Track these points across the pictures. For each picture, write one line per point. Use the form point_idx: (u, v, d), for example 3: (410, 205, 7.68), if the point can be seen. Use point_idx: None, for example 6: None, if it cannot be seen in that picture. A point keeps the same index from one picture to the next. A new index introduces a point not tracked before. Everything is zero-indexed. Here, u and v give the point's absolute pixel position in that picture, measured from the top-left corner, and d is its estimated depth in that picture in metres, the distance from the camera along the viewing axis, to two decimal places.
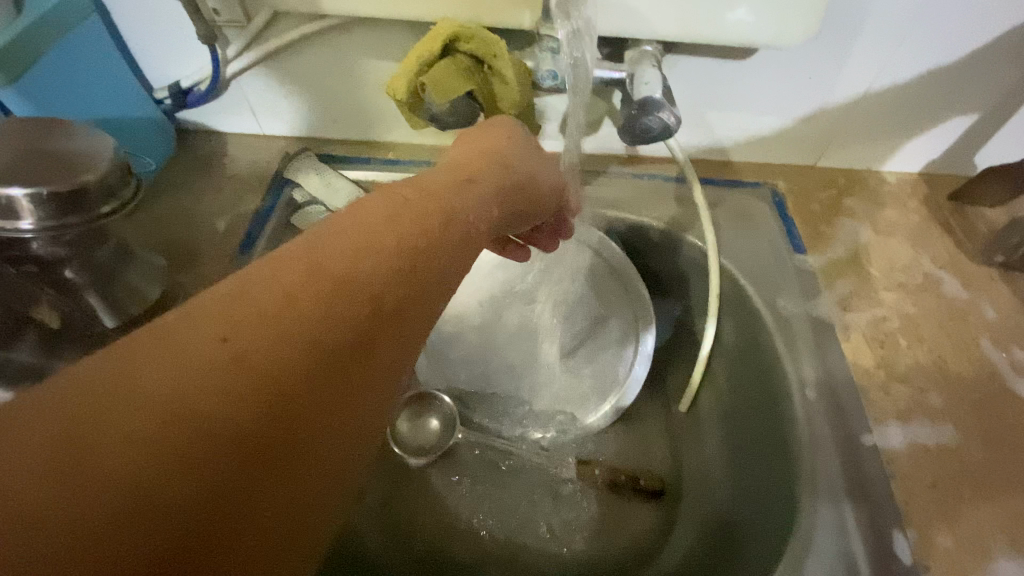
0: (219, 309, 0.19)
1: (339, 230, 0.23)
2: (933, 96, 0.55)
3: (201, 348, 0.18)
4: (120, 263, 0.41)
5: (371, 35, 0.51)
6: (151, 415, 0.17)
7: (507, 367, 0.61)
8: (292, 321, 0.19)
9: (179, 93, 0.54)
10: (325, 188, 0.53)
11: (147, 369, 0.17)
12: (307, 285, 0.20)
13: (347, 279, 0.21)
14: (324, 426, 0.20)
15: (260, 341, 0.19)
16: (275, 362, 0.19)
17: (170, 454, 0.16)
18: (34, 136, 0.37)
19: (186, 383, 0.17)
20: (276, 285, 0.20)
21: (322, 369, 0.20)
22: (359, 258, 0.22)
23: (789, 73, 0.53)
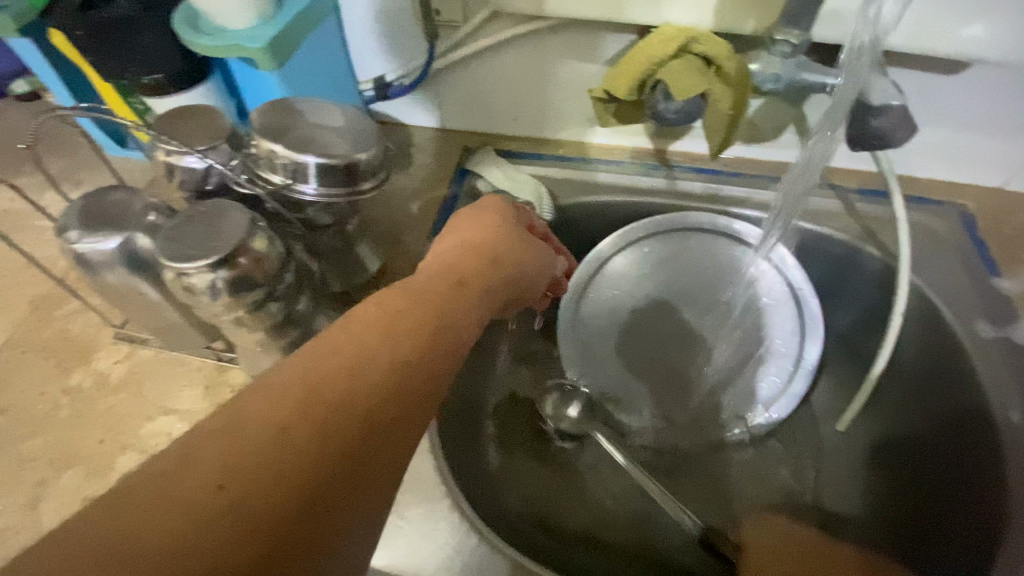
0: (208, 455, 0.22)
1: (332, 352, 0.27)
2: None
3: (197, 495, 0.21)
4: (358, 236, 0.47)
5: (574, 38, 0.54)
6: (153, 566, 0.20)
7: (657, 367, 0.62)
8: (284, 463, 0.23)
9: (383, 86, 0.59)
10: (508, 179, 0.58)
11: (151, 522, 0.21)
12: (295, 421, 0.24)
13: (337, 409, 0.25)
14: (310, 547, 0.23)
15: (252, 479, 0.22)
16: (269, 505, 0.22)
17: None
18: (309, 112, 0.42)
19: (183, 533, 0.21)
20: (261, 425, 0.24)
21: (309, 497, 0.23)
22: (352, 383, 0.26)
23: (1001, 89, 0.50)
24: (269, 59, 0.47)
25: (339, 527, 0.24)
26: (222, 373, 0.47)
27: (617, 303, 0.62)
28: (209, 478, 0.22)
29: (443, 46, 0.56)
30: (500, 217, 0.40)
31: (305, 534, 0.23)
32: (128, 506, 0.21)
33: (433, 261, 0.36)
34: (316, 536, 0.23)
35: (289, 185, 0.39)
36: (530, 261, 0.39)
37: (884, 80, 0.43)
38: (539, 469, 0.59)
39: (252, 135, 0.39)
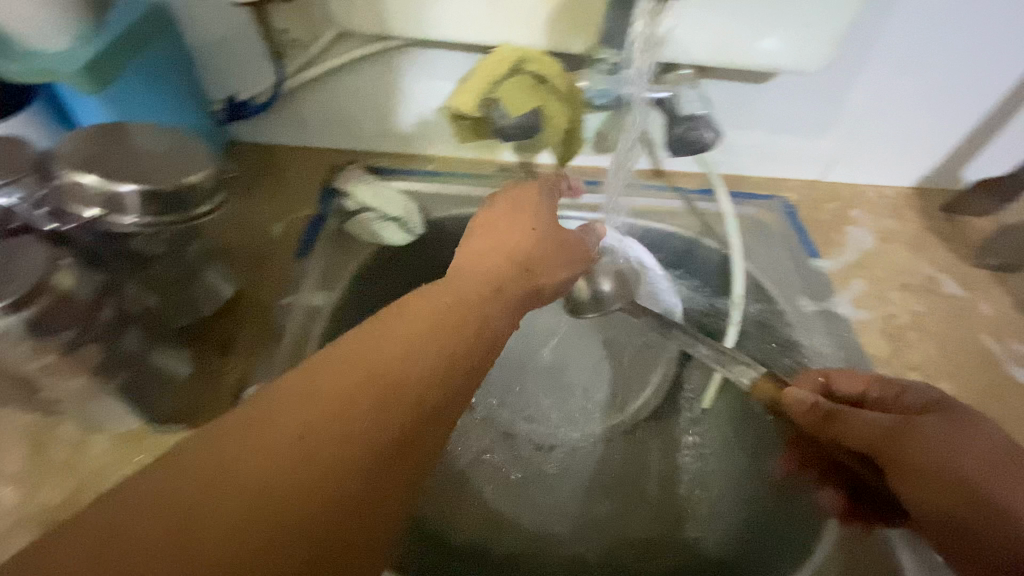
0: (261, 438, 0.24)
1: (376, 346, 0.28)
2: (925, 115, 0.61)
3: (252, 475, 0.22)
4: (202, 263, 0.45)
5: (425, 56, 0.56)
6: (238, 502, 0.22)
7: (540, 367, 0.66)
8: (346, 426, 0.25)
9: (236, 106, 0.58)
10: (376, 196, 0.57)
11: (237, 462, 0.23)
12: (354, 404, 0.25)
13: (397, 383, 0.27)
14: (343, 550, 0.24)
15: (295, 475, 0.23)
16: (336, 462, 0.24)
17: (257, 525, 0.21)
18: (129, 137, 0.40)
19: (263, 476, 0.23)
20: (311, 418, 0.24)
21: (349, 500, 0.24)
22: (409, 361, 0.28)
23: (799, 96, 0.58)
24: (89, 83, 0.44)
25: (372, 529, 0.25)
26: (50, 428, 0.42)
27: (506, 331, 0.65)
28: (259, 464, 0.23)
29: (292, 65, 0.55)
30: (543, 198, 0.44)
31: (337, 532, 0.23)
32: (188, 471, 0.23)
33: (471, 262, 0.37)
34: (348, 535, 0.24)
35: (104, 217, 0.37)
36: (560, 268, 0.41)
37: (691, 93, 0.49)
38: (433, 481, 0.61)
39: (60, 164, 0.37)
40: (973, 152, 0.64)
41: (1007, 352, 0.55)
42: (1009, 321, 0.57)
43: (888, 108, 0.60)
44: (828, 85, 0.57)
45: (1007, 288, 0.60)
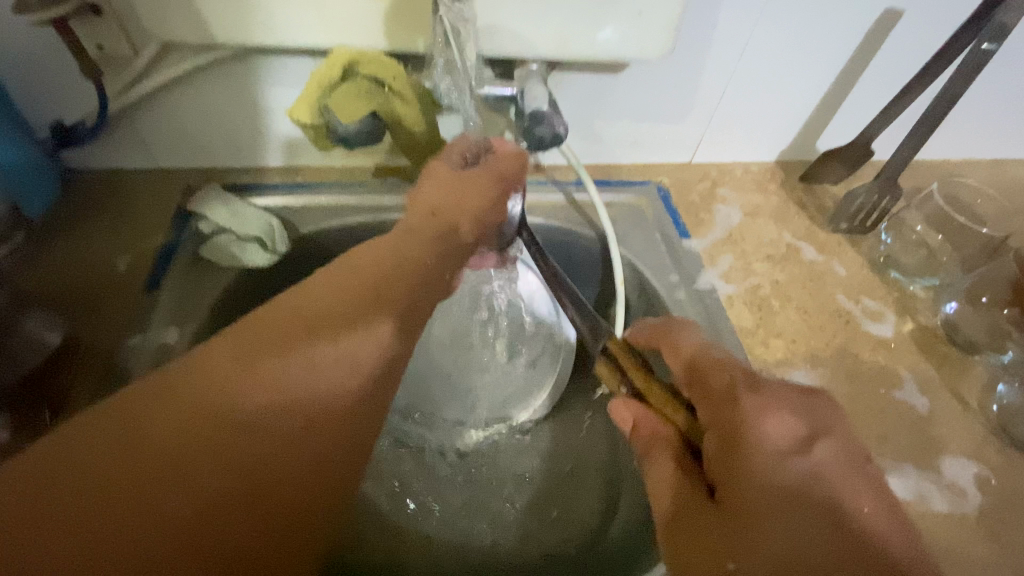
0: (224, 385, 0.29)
1: (313, 296, 0.34)
2: (773, 94, 0.65)
3: (183, 421, 0.27)
4: (16, 312, 0.41)
5: (270, 64, 0.53)
6: (192, 420, 0.27)
7: (444, 377, 0.65)
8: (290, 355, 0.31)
9: (63, 131, 0.52)
10: (234, 217, 0.53)
11: (184, 389, 0.28)
12: (293, 336, 0.31)
13: (332, 316, 0.33)
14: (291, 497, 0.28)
15: (255, 421, 0.28)
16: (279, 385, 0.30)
17: (209, 437, 0.27)
18: None
19: (209, 401, 0.28)
20: (265, 372, 0.30)
21: (293, 458, 0.28)
22: (343, 299, 0.34)
23: (656, 84, 0.60)
24: None
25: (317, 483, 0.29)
26: None
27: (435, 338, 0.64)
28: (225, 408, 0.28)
29: (119, 83, 0.51)
30: (464, 185, 0.45)
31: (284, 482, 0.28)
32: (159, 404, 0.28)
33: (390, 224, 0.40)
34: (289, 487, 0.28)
35: None
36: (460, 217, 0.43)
37: (540, 87, 0.49)
38: None
39: None
40: (819, 125, 0.70)
41: (858, 308, 0.60)
42: (860, 280, 0.62)
43: (738, 90, 0.63)
44: (680, 71, 0.59)
45: (856, 250, 0.65)
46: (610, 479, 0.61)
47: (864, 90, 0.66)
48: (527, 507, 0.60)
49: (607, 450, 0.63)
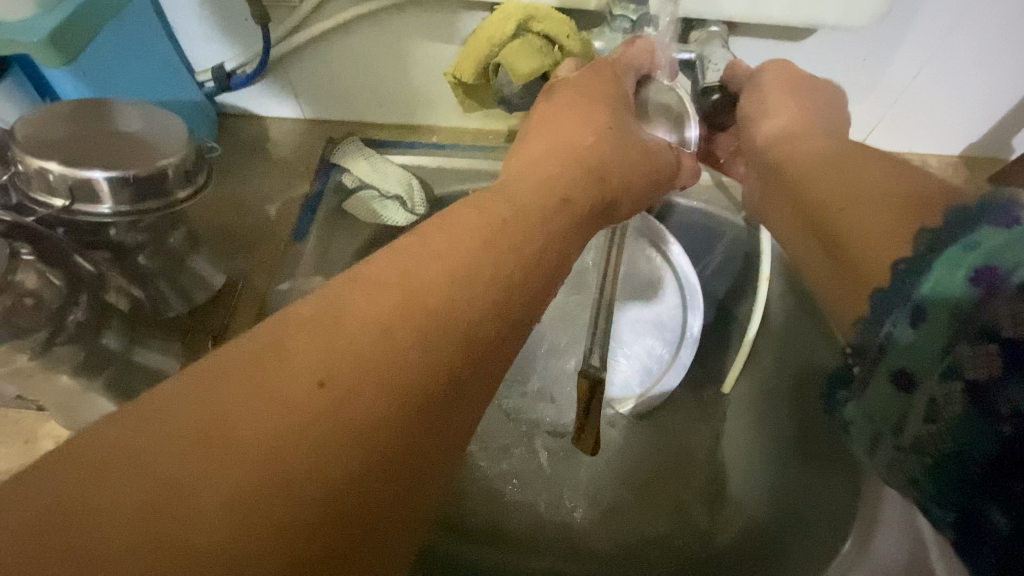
0: (358, 365, 0.21)
1: (424, 263, 0.25)
2: (981, 75, 0.55)
3: (238, 472, 0.18)
4: (189, 250, 0.43)
5: (427, 17, 0.51)
6: (249, 476, 0.18)
7: (556, 352, 0.63)
8: (384, 364, 0.22)
9: (223, 76, 0.54)
10: (376, 173, 0.53)
11: (241, 420, 0.19)
12: (394, 331, 0.23)
13: (449, 311, 0.24)
14: (415, 524, 0.22)
15: (326, 476, 0.19)
16: (374, 418, 0.21)
17: (273, 502, 0.18)
18: (107, 119, 0.38)
19: (271, 444, 0.19)
20: (405, 356, 0.22)
21: (366, 524, 0.20)
22: (457, 284, 0.25)
23: (841, 56, 0.52)
24: (55, 56, 0.40)
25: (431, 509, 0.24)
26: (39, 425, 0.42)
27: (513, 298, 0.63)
28: (367, 399, 0.21)
29: (282, 30, 0.51)
30: (611, 85, 0.39)
31: (404, 503, 0.22)
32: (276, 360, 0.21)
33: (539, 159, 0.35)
34: (410, 519, 0.22)
35: (71, 207, 0.34)
36: (640, 180, 0.37)
37: (720, 53, 0.45)
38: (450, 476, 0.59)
39: (18, 152, 0.34)
40: None
41: None
42: None
43: (938, 68, 0.54)
44: (874, 41, 0.51)
45: None
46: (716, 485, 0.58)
47: None
48: (620, 499, 0.59)
49: (713, 452, 0.60)
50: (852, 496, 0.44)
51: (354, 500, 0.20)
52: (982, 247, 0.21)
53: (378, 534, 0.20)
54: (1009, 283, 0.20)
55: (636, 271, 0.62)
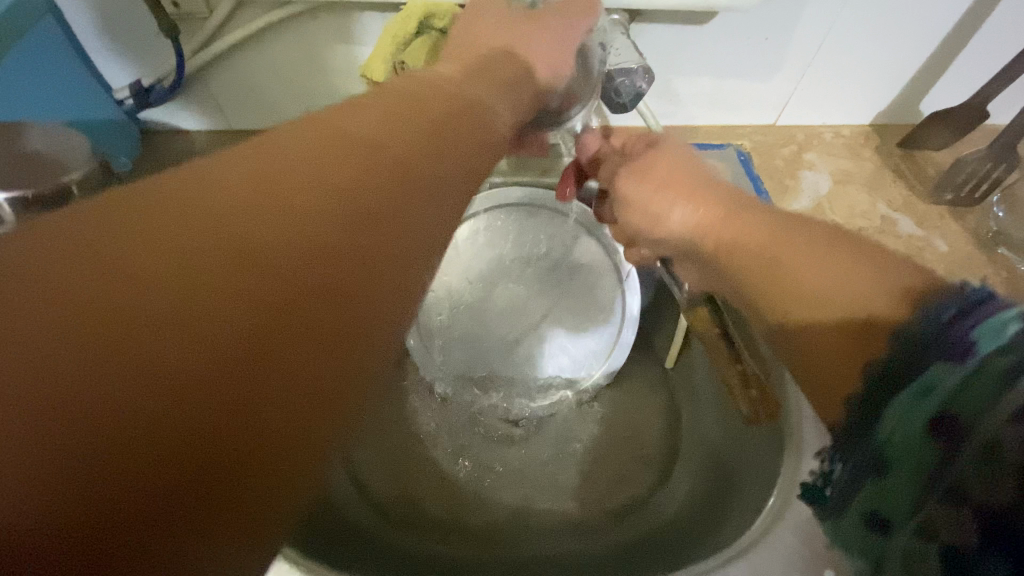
0: (227, 219, 0.21)
1: (289, 150, 0.24)
2: (878, 46, 0.58)
3: (78, 315, 0.18)
4: None
5: (341, 22, 0.52)
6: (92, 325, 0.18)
7: (502, 341, 0.64)
8: (252, 213, 0.21)
9: (141, 91, 0.53)
10: None
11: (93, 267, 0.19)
12: (277, 187, 0.22)
13: (332, 172, 0.23)
14: (249, 451, 0.19)
15: (182, 334, 0.19)
16: (239, 266, 0.20)
17: (119, 347, 0.18)
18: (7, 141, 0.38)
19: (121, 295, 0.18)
20: (265, 217, 0.21)
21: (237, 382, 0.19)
22: (343, 161, 0.24)
23: (745, 37, 0.55)
24: None
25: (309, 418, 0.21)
26: None
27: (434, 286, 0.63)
28: (218, 258, 0.20)
29: (194, 43, 0.51)
30: None
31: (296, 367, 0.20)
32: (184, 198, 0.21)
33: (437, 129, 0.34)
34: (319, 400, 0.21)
35: None
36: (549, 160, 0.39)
37: (622, 40, 0.47)
38: (404, 474, 0.60)
39: None
40: (929, 83, 0.62)
41: None
42: (964, 256, 0.57)
43: (838, 43, 0.57)
44: (774, 20, 0.54)
45: (961, 224, 0.59)
46: (670, 453, 0.60)
47: (990, 41, 0.59)
48: (579, 477, 0.60)
49: (663, 426, 0.63)
50: (781, 442, 0.48)
51: (224, 360, 0.19)
52: (934, 394, 0.22)
53: (188, 428, 0.18)
54: (967, 435, 0.20)
55: (574, 257, 0.64)
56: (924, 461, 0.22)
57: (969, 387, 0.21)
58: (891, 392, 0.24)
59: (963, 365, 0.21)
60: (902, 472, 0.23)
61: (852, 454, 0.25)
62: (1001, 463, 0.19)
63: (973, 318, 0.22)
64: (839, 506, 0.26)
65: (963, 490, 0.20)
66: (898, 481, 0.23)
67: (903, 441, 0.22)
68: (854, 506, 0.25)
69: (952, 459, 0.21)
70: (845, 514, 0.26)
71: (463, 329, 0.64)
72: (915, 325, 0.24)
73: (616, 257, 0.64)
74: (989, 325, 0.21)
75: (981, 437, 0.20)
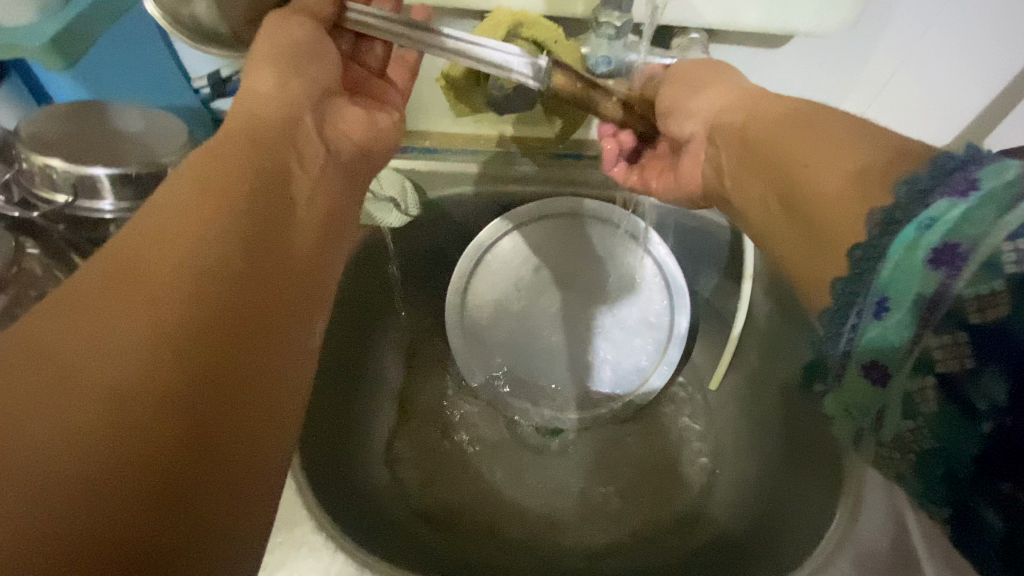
0: (113, 318, 0.24)
1: (220, 165, 0.31)
2: (951, 81, 0.58)
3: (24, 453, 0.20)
4: None
5: None
6: (55, 456, 0.21)
7: (547, 351, 0.64)
8: (113, 317, 0.24)
9: (219, 81, 0.55)
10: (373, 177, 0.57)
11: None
12: (149, 254, 0.27)
13: (223, 192, 0.30)
14: (201, 492, 0.24)
15: (98, 444, 0.21)
16: (149, 355, 0.24)
17: (43, 478, 0.20)
18: (103, 120, 0.39)
19: (65, 422, 0.21)
20: (170, 273, 0.26)
21: (190, 446, 0.24)
22: (231, 182, 0.31)
23: (817, 62, 0.55)
24: (57, 59, 0.42)
25: (243, 453, 0.26)
26: None
27: (460, 275, 0.63)
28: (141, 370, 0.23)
29: None
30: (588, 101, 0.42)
31: (226, 407, 0.26)
32: (102, 291, 0.25)
33: None
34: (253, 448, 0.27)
35: (73, 201, 0.36)
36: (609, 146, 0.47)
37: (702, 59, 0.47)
38: (442, 478, 0.59)
39: (20, 148, 0.36)
40: (998, 121, 0.62)
41: None
42: None
43: (910, 73, 0.57)
44: (847, 47, 0.54)
45: None
46: (709, 475, 0.59)
47: None
48: (618, 492, 0.59)
49: (706, 447, 0.61)
50: (837, 470, 0.47)
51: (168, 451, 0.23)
52: (937, 223, 0.25)
53: (127, 524, 0.21)
54: (966, 261, 0.23)
55: (624, 269, 0.64)
56: (924, 288, 0.25)
57: (972, 215, 0.24)
58: (895, 231, 0.27)
59: (971, 196, 0.24)
60: (903, 309, 0.25)
61: (860, 296, 0.28)
62: (999, 275, 0.23)
63: (977, 167, 0.26)
64: (839, 373, 0.29)
65: (961, 311, 0.24)
66: (893, 328, 0.26)
67: (905, 273, 0.25)
68: (854, 355, 0.27)
69: (951, 282, 0.24)
70: (845, 374, 0.28)
71: (508, 335, 0.64)
72: (923, 174, 0.28)
73: (665, 269, 0.63)
74: (991, 169, 0.25)
75: (984, 250, 0.23)
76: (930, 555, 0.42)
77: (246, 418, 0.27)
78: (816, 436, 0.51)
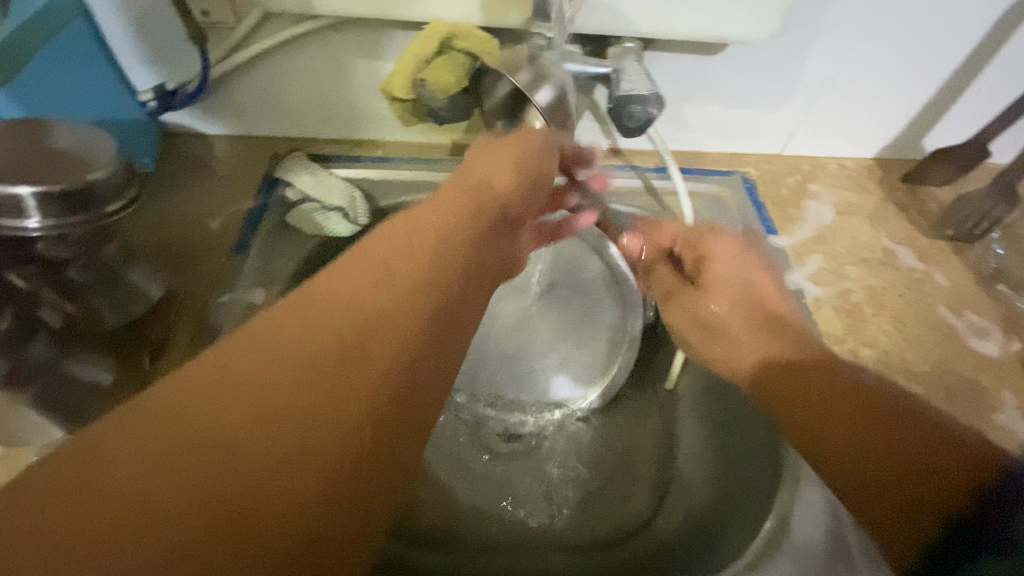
0: (268, 384, 0.23)
1: (397, 237, 0.31)
2: (884, 84, 0.60)
3: (170, 519, 0.20)
4: (123, 264, 0.44)
5: (363, 35, 0.53)
6: (195, 527, 0.20)
7: (505, 356, 0.64)
8: (267, 388, 0.23)
9: (166, 94, 0.55)
10: (318, 184, 0.55)
11: (118, 467, 0.20)
12: (315, 322, 0.26)
13: (384, 263, 0.29)
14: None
15: (248, 519, 0.21)
16: (303, 429, 0.23)
17: (188, 547, 0.19)
18: (34, 137, 0.39)
19: (214, 488, 0.21)
20: (318, 344, 0.25)
21: (318, 532, 0.22)
22: (427, 253, 0.31)
23: (754, 68, 0.56)
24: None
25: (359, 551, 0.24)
26: None
27: None
28: (295, 444, 0.22)
29: (220, 50, 0.52)
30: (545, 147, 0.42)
31: (358, 496, 0.24)
32: (259, 345, 0.25)
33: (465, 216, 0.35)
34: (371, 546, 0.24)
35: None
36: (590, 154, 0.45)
37: (635, 66, 0.47)
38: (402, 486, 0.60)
39: None
40: (933, 121, 0.64)
41: (963, 323, 0.56)
42: (965, 291, 0.58)
43: (846, 77, 0.59)
44: (782, 52, 0.55)
45: (962, 259, 0.60)
46: (665, 473, 0.60)
47: (991, 81, 0.60)
48: (577, 494, 0.60)
49: (662, 446, 0.62)
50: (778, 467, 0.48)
51: (304, 536, 0.21)
52: None
53: None
54: None
55: (578, 273, 0.65)
56: None
57: None
58: None
59: None
60: None
61: None
62: None
63: None
64: None
65: None
66: None
67: None
68: None
69: None
70: None
71: (465, 342, 0.64)
72: None
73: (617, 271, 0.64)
74: None
75: None
76: (865, 547, 0.44)
77: (376, 514, 0.24)
78: (761, 435, 0.52)
